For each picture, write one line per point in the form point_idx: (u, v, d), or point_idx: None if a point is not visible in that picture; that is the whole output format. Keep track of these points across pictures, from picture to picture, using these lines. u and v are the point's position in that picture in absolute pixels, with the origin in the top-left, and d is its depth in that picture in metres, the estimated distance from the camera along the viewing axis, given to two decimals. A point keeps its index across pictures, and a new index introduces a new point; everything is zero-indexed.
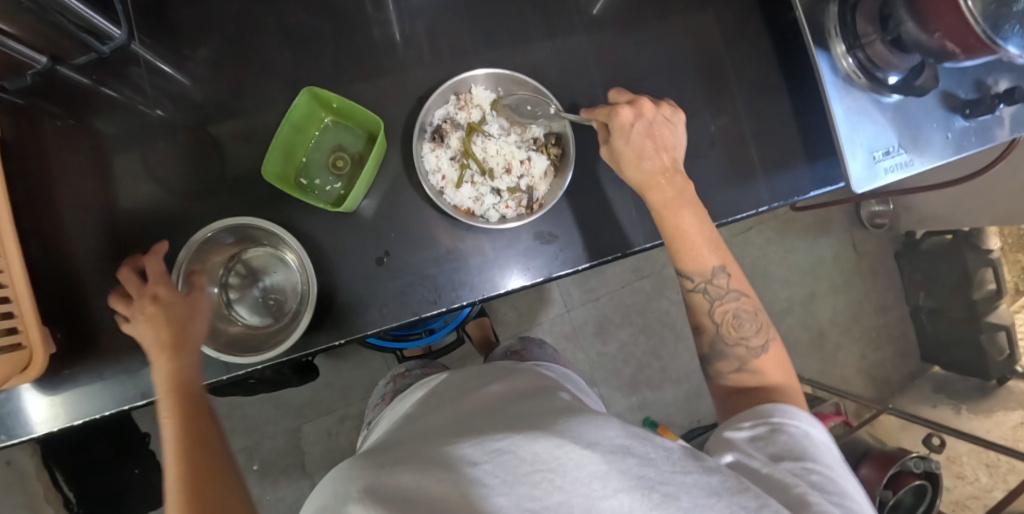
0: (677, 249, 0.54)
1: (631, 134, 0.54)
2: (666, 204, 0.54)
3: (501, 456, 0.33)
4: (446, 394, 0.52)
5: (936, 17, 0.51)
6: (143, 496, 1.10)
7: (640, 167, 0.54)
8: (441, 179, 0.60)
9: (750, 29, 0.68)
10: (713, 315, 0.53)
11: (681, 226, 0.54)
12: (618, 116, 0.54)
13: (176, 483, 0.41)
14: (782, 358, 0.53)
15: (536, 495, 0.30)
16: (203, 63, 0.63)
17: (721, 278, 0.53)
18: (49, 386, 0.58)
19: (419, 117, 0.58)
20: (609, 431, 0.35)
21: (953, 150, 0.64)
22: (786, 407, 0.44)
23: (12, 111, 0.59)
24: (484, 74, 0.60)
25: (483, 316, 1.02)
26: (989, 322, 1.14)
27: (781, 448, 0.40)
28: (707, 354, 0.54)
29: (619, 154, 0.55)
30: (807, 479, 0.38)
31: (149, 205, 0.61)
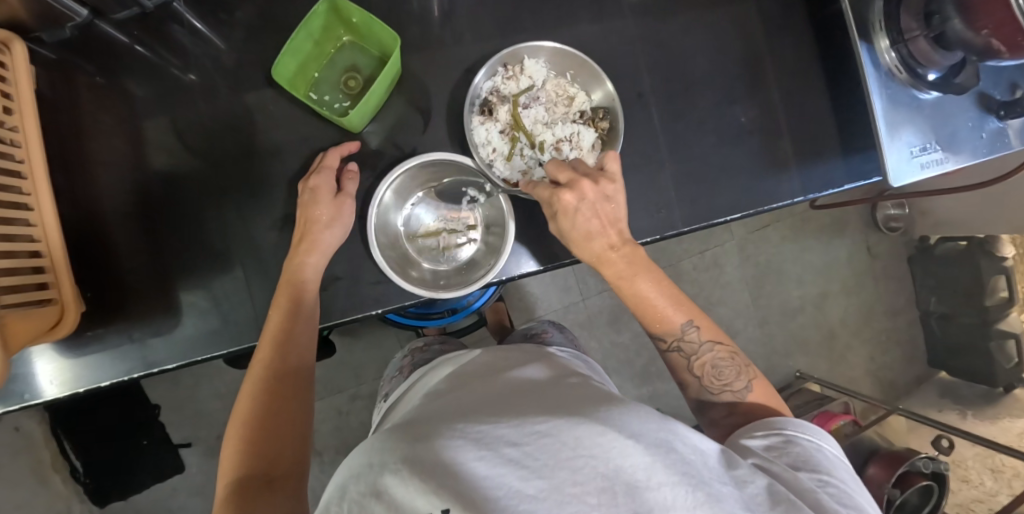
0: (639, 312, 0.52)
1: (591, 208, 0.49)
2: (619, 277, 0.50)
3: (542, 439, 0.33)
4: (469, 375, 0.51)
5: (985, 13, 0.51)
6: (148, 472, 1.08)
7: (588, 244, 0.50)
8: (491, 152, 0.59)
9: (791, 18, 0.67)
10: (693, 370, 0.53)
11: (640, 292, 0.51)
12: (560, 200, 0.48)
13: (256, 381, 0.47)
14: (769, 393, 0.52)
15: (578, 480, 0.30)
16: (242, 27, 0.62)
17: (690, 333, 0.52)
18: (77, 344, 0.57)
19: (469, 90, 0.58)
20: (650, 423, 0.35)
21: (987, 150, 0.65)
22: (800, 420, 0.45)
23: (47, 65, 0.58)
24: (539, 45, 0.58)
25: (499, 301, 1.01)
26: (999, 329, 1.15)
27: (796, 458, 0.41)
28: (698, 401, 0.54)
29: (570, 229, 0.50)
30: (825, 490, 0.38)
31: (183, 169, 0.61)
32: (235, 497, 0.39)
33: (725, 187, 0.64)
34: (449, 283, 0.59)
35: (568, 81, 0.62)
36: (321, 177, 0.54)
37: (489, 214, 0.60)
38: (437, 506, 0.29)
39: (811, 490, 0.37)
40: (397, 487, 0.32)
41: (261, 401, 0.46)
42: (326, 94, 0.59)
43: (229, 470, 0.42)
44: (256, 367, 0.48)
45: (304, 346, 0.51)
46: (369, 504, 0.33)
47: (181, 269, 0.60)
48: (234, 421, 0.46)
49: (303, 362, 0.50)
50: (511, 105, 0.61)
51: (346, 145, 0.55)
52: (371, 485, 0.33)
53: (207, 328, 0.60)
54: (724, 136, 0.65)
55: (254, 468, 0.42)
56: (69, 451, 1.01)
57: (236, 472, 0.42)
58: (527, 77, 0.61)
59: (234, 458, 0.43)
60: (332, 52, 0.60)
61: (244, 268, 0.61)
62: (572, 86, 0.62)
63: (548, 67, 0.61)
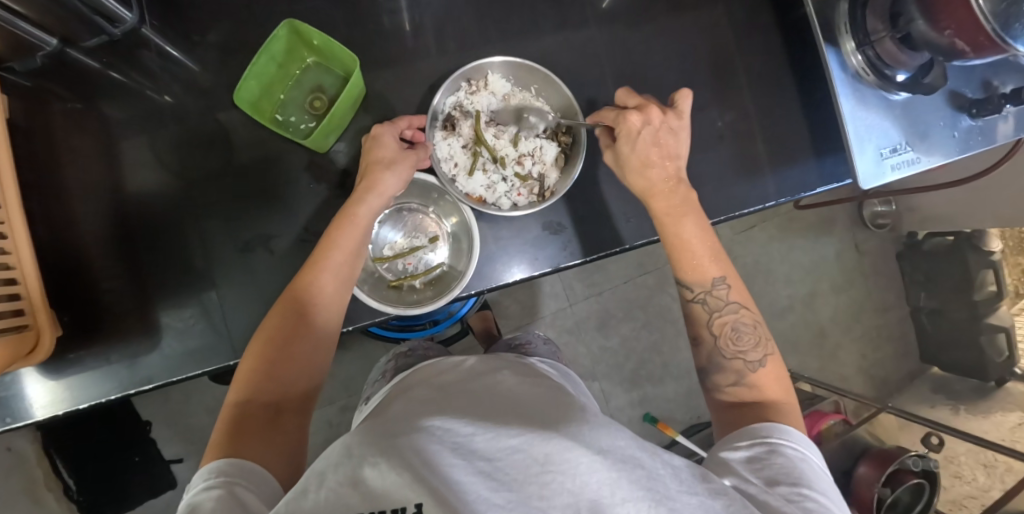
0: (677, 257, 0.54)
1: (638, 141, 0.54)
2: (669, 211, 0.54)
3: (513, 455, 0.33)
4: (452, 381, 0.50)
5: (947, 14, 0.51)
6: (141, 492, 1.09)
7: (644, 175, 0.54)
8: (453, 166, 0.60)
9: (760, 23, 0.68)
10: (712, 327, 0.53)
11: (684, 233, 0.54)
12: (624, 120, 0.54)
13: (273, 334, 0.48)
14: (782, 376, 0.51)
15: (544, 495, 0.30)
16: (213, 48, 0.63)
17: (720, 289, 0.53)
18: (55, 368, 0.58)
19: (430, 105, 0.59)
20: (620, 440, 0.35)
21: (959, 149, 0.65)
22: (785, 431, 0.44)
23: (22, 93, 0.59)
24: (500, 61, 0.59)
25: (486, 310, 1.01)
26: (989, 323, 1.15)
27: (777, 471, 0.40)
28: (706, 367, 0.53)
29: (626, 160, 0.55)
30: (801, 504, 0.36)
31: (159, 191, 0.62)
32: (231, 440, 0.40)
33: (697, 194, 0.64)
34: (417, 299, 0.58)
35: (531, 96, 0.63)
36: (386, 127, 0.54)
37: (455, 227, 0.60)
38: (410, 500, 0.29)
39: (781, 506, 0.35)
40: (376, 478, 0.30)
41: (271, 359, 0.47)
42: (291, 115, 0.60)
43: (232, 403, 0.44)
44: (274, 320, 0.48)
45: (331, 316, 0.51)
46: (344, 496, 0.30)
47: (158, 289, 0.61)
48: (247, 357, 0.48)
49: (326, 333, 0.50)
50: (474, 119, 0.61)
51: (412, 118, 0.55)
52: (348, 475, 0.31)
53: (185, 348, 0.60)
54: (695, 142, 0.65)
55: (256, 410, 0.44)
56: (62, 469, 1.01)
57: (237, 410, 0.43)
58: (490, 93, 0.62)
59: (241, 390, 0.45)
60: (296, 73, 0.60)
61: (220, 287, 0.62)
62: (535, 101, 0.63)
63: (511, 83, 0.62)
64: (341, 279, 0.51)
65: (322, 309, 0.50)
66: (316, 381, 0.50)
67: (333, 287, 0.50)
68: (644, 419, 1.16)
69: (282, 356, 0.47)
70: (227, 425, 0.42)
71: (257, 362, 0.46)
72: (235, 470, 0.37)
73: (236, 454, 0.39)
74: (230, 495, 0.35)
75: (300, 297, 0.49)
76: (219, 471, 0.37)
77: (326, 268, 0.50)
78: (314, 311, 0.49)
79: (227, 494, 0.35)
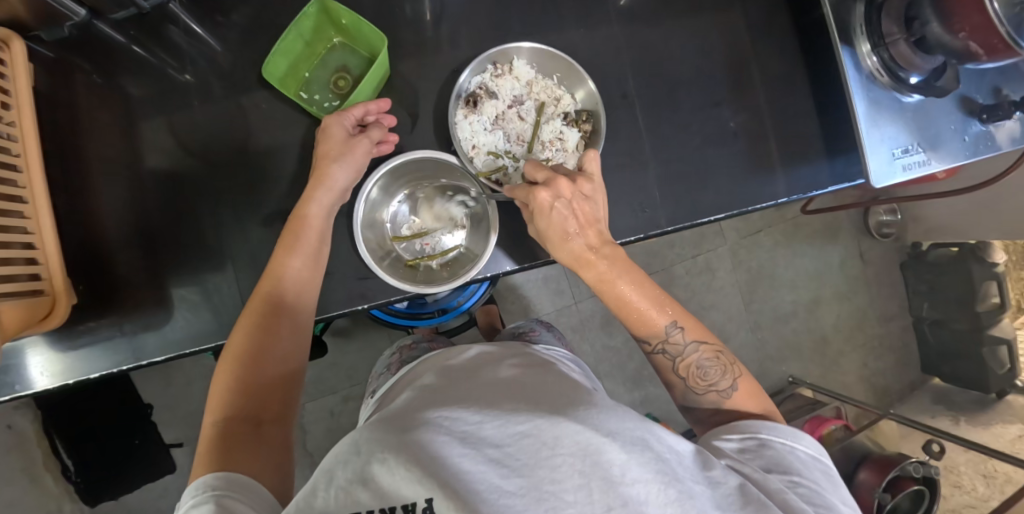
0: (627, 318, 0.51)
1: (555, 214, 0.47)
2: (602, 277, 0.48)
3: (524, 439, 0.32)
4: (458, 369, 0.50)
5: (962, 16, 0.52)
6: (139, 472, 1.08)
7: (565, 245, 0.48)
8: (473, 144, 0.61)
9: (776, 23, 0.69)
10: (677, 371, 0.52)
11: (631, 298, 0.50)
12: (587, 162, 0.51)
13: (239, 347, 0.47)
14: (755, 387, 0.51)
15: (556, 478, 0.30)
16: (237, 28, 0.64)
17: (675, 335, 0.50)
18: (69, 337, 0.58)
19: (456, 82, 0.59)
20: (629, 421, 0.35)
21: (969, 153, 0.65)
22: (777, 423, 0.45)
23: (45, 63, 0.59)
24: (528, 47, 0.60)
25: (491, 304, 1.01)
26: (991, 335, 1.15)
27: (768, 461, 0.41)
28: (684, 403, 0.54)
29: (550, 231, 0.49)
30: (795, 491, 0.39)
31: (177, 168, 0.62)
32: (217, 455, 0.40)
33: (710, 186, 0.65)
34: (434, 279, 0.59)
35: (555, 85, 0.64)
36: (335, 118, 0.54)
37: (474, 209, 0.61)
38: (420, 495, 0.29)
39: (781, 491, 0.37)
40: (385, 474, 0.30)
41: (242, 370, 0.46)
42: (316, 93, 0.61)
43: (213, 422, 0.44)
44: (237, 333, 0.48)
45: (295, 316, 0.51)
46: (355, 492, 0.30)
47: (173, 263, 0.61)
48: (219, 373, 0.47)
49: (295, 332, 0.50)
50: (497, 102, 0.62)
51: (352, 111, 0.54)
52: (358, 472, 0.31)
53: (198, 322, 0.60)
54: (710, 137, 0.66)
55: (238, 424, 0.43)
56: (61, 450, 1.01)
57: (219, 427, 0.43)
58: (516, 78, 0.63)
59: (220, 406, 0.45)
60: (323, 52, 0.61)
61: (234, 263, 0.62)
62: (558, 89, 0.63)
63: (536, 69, 0.63)
64: (300, 279, 0.51)
65: (287, 312, 0.50)
66: (294, 388, 0.50)
67: (297, 290, 0.51)
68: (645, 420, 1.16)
69: (255, 366, 0.47)
70: (211, 444, 0.42)
71: (230, 375, 0.46)
72: (224, 484, 0.37)
73: (225, 467, 0.39)
74: (220, 506, 0.35)
75: (265, 304, 0.49)
76: (207, 486, 0.37)
77: (289, 272, 0.50)
78: (281, 317, 0.49)
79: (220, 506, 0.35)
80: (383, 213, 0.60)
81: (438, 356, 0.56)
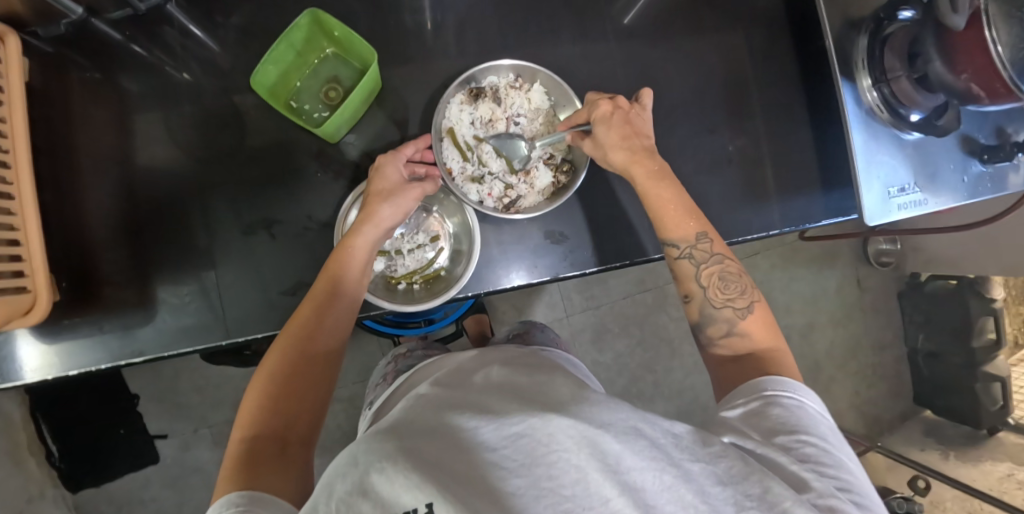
0: (658, 218, 0.53)
1: (612, 123, 0.54)
2: (648, 178, 0.53)
3: (519, 440, 0.32)
4: (456, 372, 0.47)
5: (965, 59, 0.51)
6: (123, 460, 1.09)
7: (620, 149, 0.54)
8: (453, 129, 0.60)
9: (779, 52, 0.68)
10: (699, 280, 0.51)
11: (663, 196, 0.53)
12: (596, 108, 0.55)
13: (272, 366, 0.46)
14: (770, 322, 0.50)
15: (553, 474, 0.29)
16: (235, 31, 0.64)
17: (703, 244, 0.52)
18: (48, 333, 0.58)
19: (471, 68, 0.59)
20: (620, 413, 0.34)
21: (967, 194, 0.64)
22: (780, 378, 0.43)
23: (42, 59, 0.59)
24: (551, 76, 0.60)
25: (481, 313, 1.00)
26: (985, 371, 1.14)
27: (774, 422, 0.39)
28: (697, 321, 0.52)
29: (602, 142, 0.54)
30: (800, 451, 0.37)
31: (167, 168, 0.62)
32: (241, 473, 0.38)
33: (702, 214, 0.64)
34: (412, 298, 0.59)
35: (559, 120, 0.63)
36: (389, 157, 0.55)
37: (456, 228, 0.61)
38: (421, 501, 0.27)
39: (788, 463, 0.35)
40: (383, 484, 0.29)
41: (274, 390, 0.45)
42: (306, 103, 0.61)
43: (239, 439, 0.42)
44: (271, 353, 0.47)
45: (330, 340, 0.50)
46: (354, 504, 0.29)
47: (159, 263, 0.61)
48: (252, 390, 0.46)
49: (331, 355, 0.50)
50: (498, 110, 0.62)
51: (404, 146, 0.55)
52: (356, 484, 0.30)
53: (178, 324, 0.60)
54: (704, 164, 0.65)
55: (266, 443, 0.41)
56: (47, 437, 1.02)
57: (245, 444, 0.41)
58: (528, 100, 0.62)
59: (247, 425, 0.43)
60: (315, 62, 0.61)
61: (218, 266, 0.62)
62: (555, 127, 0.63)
63: (550, 100, 0.63)
64: (341, 306, 0.51)
65: (331, 326, 0.50)
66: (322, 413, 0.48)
67: (344, 306, 0.51)
68: None
69: (285, 387, 0.46)
70: (237, 458, 0.40)
71: (263, 395, 0.45)
72: (251, 500, 0.35)
73: (251, 484, 0.37)
74: None
75: (313, 312, 0.50)
76: (231, 503, 0.35)
77: (343, 286, 0.51)
78: (316, 340, 0.49)
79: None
80: None
81: (435, 362, 0.54)
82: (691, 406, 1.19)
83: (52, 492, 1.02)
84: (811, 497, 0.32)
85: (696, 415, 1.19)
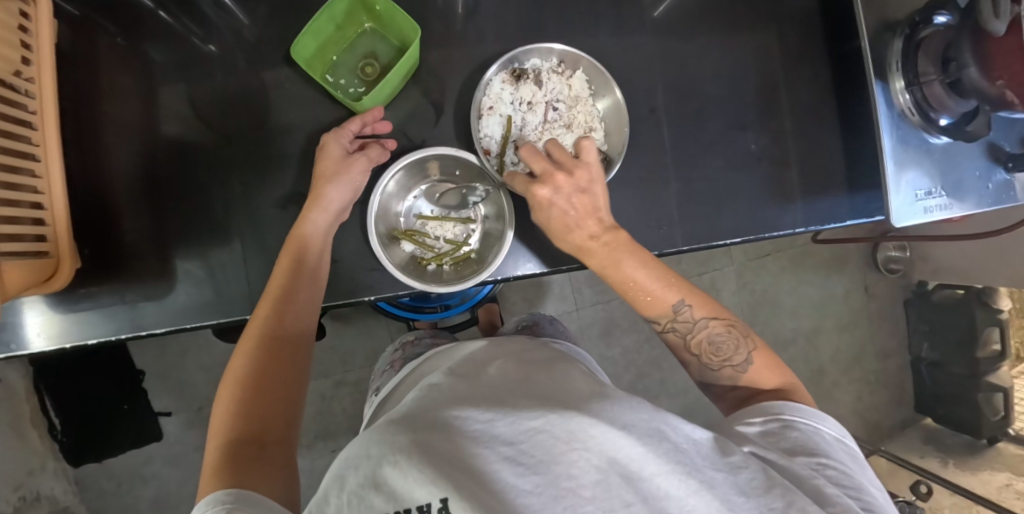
0: (630, 297, 0.52)
1: (558, 194, 0.50)
2: (606, 261, 0.51)
3: (536, 436, 0.29)
4: (466, 363, 0.44)
5: (1001, 64, 0.52)
6: (126, 437, 1.08)
7: (566, 236, 0.51)
8: (492, 108, 0.60)
9: (810, 51, 0.68)
10: (690, 348, 0.52)
11: (631, 277, 0.51)
12: (548, 178, 0.50)
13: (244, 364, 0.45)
14: (777, 362, 0.50)
15: (573, 474, 0.27)
16: (266, 4, 0.63)
17: (682, 313, 0.51)
18: (66, 300, 0.57)
19: (516, 48, 0.59)
20: (643, 412, 0.32)
21: (992, 201, 0.65)
22: (796, 404, 0.43)
23: (70, 22, 0.58)
24: (595, 63, 0.59)
25: (492, 303, 0.97)
26: (988, 381, 1.16)
27: (793, 443, 0.39)
28: (702, 377, 0.53)
29: (547, 209, 0.51)
30: (824, 473, 0.36)
31: (191, 140, 0.61)
32: (226, 471, 0.36)
33: (728, 209, 0.64)
34: (440, 279, 0.59)
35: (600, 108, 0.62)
36: (331, 135, 0.55)
37: (488, 212, 0.61)
38: (435, 495, 0.26)
39: (811, 476, 0.34)
40: (398, 478, 0.27)
41: (246, 390, 0.43)
42: (342, 77, 0.60)
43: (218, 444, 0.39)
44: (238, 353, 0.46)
45: (295, 329, 0.49)
46: (367, 499, 0.27)
47: (181, 235, 0.60)
48: (223, 396, 0.43)
49: (299, 346, 0.49)
50: (540, 94, 0.61)
51: (342, 128, 0.55)
52: (369, 476, 0.28)
53: (200, 298, 0.60)
54: (732, 160, 0.65)
55: (245, 444, 0.39)
56: (50, 410, 1.00)
57: (222, 449, 0.38)
58: (568, 85, 0.62)
59: (222, 432, 0.40)
60: (353, 36, 0.61)
61: (242, 241, 0.61)
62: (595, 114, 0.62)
63: (591, 88, 0.62)
64: (303, 293, 0.51)
65: (297, 313, 0.50)
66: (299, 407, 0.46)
67: (307, 293, 0.51)
68: None
69: (258, 384, 0.44)
70: (217, 462, 0.37)
71: (234, 400, 0.42)
72: (239, 499, 0.33)
73: (240, 482, 0.35)
74: None
75: (275, 303, 0.49)
76: (220, 502, 0.32)
77: (302, 271, 0.51)
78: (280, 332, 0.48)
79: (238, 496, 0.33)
80: (397, 211, 0.60)
81: (448, 350, 0.51)
82: (696, 405, 1.20)
83: (53, 466, 1.01)
84: (833, 512, 0.31)
85: (701, 414, 1.20)
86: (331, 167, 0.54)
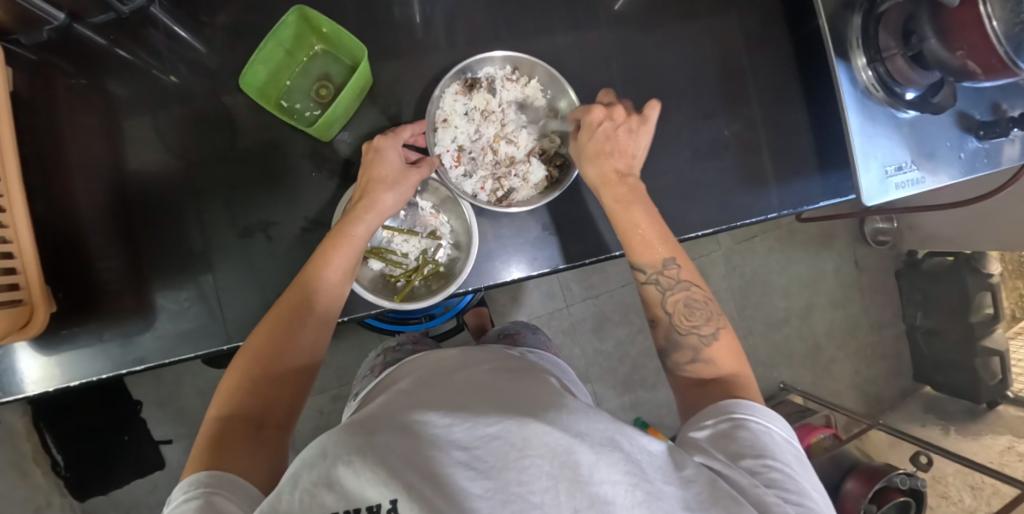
0: (628, 242, 0.53)
1: (596, 134, 0.54)
2: (618, 200, 0.53)
3: (492, 442, 0.30)
4: (435, 370, 0.45)
5: (961, 34, 0.51)
6: (127, 468, 1.08)
7: (597, 163, 0.54)
8: (446, 118, 0.60)
9: (771, 34, 0.68)
10: (664, 306, 0.52)
11: (633, 217, 0.53)
12: (589, 113, 0.54)
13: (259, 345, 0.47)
14: (736, 349, 0.49)
15: (523, 479, 0.28)
16: (221, 31, 0.63)
17: (670, 270, 0.52)
18: (48, 343, 0.57)
19: (467, 58, 0.58)
20: (598, 422, 0.32)
21: (964, 170, 0.64)
22: (749, 402, 0.42)
23: (26, 66, 0.58)
24: (548, 70, 0.59)
25: (482, 306, 0.99)
26: (983, 346, 1.15)
27: (741, 444, 0.38)
28: (663, 346, 0.52)
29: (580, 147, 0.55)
30: (765, 476, 0.36)
31: (159, 173, 0.61)
32: (210, 451, 0.39)
33: (699, 200, 0.64)
34: (413, 294, 0.60)
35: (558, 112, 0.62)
36: (389, 140, 0.54)
37: (454, 226, 0.61)
38: (386, 496, 0.26)
39: (751, 484, 0.34)
40: (351, 477, 0.27)
41: (257, 373, 0.45)
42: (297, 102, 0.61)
43: (218, 415, 0.43)
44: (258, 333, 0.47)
45: (315, 332, 0.49)
46: (318, 496, 0.27)
47: (155, 269, 0.60)
48: (235, 367, 0.46)
49: (313, 352, 0.49)
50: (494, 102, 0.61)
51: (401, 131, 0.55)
52: (323, 475, 0.28)
53: (178, 332, 0.60)
54: (700, 150, 0.65)
55: (240, 425, 0.42)
56: (51, 446, 1.00)
57: (220, 422, 0.42)
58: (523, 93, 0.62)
59: (229, 402, 0.43)
60: (304, 60, 0.61)
61: (216, 270, 0.61)
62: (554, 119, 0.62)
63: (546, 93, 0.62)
64: (334, 298, 0.51)
65: (307, 340, 0.49)
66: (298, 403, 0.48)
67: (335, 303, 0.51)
68: (634, 424, 1.15)
69: (271, 370, 0.46)
70: (211, 434, 0.41)
71: (243, 378, 0.45)
72: (216, 481, 0.36)
73: (218, 465, 0.37)
74: (210, 504, 0.34)
75: (296, 312, 0.48)
76: (199, 483, 0.35)
77: (315, 304, 0.49)
78: (302, 330, 0.48)
79: (207, 503, 0.33)
80: None
81: (420, 358, 0.51)
82: None
83: (60, 501, 1.02)
84: None
85: None
86: (383, 168, 0.53)
